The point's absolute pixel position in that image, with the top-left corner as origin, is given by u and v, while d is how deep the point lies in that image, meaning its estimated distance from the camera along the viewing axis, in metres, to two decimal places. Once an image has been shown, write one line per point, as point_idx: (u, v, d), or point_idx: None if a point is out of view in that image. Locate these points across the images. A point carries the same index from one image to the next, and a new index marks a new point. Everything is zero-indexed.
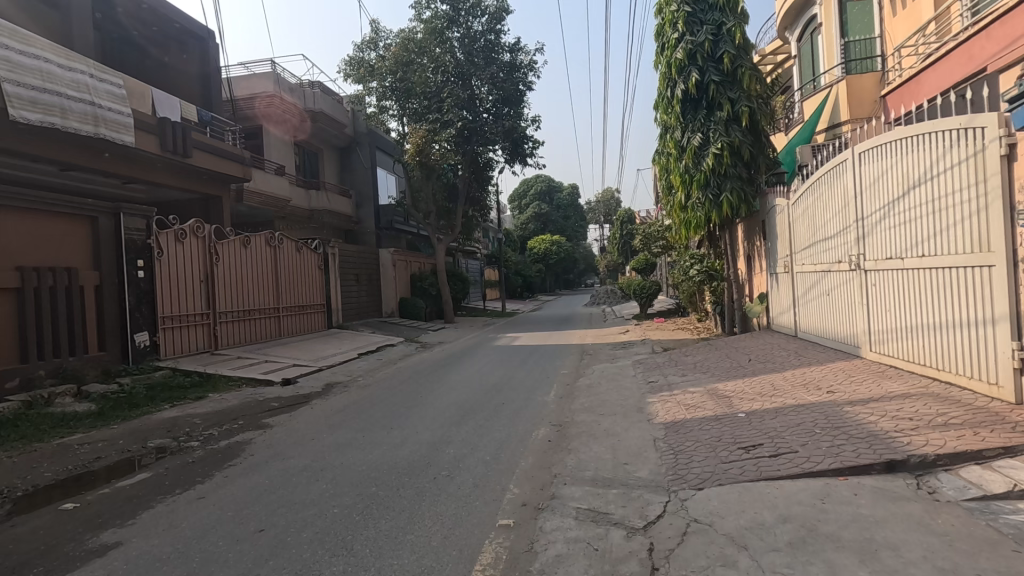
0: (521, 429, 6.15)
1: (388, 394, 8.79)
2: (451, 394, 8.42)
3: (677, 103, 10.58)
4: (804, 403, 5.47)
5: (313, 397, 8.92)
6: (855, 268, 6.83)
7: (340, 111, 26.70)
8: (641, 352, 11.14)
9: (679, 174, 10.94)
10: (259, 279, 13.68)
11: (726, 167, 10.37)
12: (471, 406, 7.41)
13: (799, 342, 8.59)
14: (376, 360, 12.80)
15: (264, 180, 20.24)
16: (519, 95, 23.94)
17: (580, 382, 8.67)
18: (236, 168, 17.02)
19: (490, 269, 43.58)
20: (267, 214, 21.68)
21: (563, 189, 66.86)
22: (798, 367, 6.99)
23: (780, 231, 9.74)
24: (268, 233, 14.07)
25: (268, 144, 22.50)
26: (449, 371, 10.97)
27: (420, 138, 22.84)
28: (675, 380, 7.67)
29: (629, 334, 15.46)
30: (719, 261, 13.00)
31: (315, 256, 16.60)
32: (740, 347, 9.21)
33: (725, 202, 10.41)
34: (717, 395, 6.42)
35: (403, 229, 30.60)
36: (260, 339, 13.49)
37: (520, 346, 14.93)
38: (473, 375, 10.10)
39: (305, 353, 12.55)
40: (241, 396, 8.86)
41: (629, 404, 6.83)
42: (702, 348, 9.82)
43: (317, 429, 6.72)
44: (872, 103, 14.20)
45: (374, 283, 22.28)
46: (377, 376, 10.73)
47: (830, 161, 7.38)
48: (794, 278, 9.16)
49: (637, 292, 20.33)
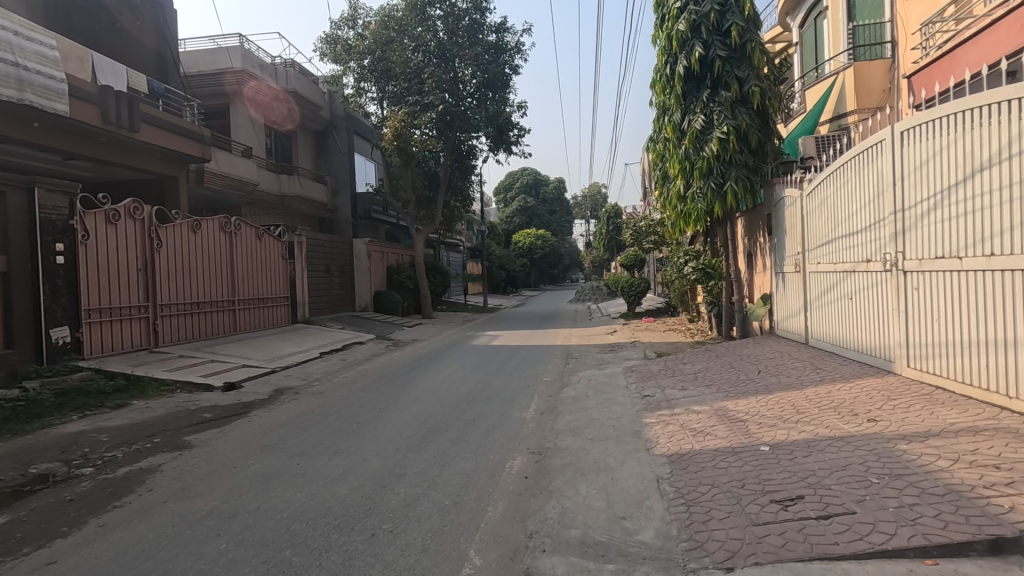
0: (492, 459, 5.01)
1: (341, 405, 7.59)
2: (414, 406, 7.25)
3: (678, 81, 9.49)
4: (841, 434, 4.40)
5: (255, 406, 7.70)
6: (890, 269, 5.82)
7: (316, 94, 25.25)
8: (633, 357, 10.09)
9: (678, 161, 9.86)
10: (211, 269, 12.35)
11: (732, 153, 9.30)
12: (435, 424, 6.26)
13: (813, 352, 7.56)
14: (340, 361, 11.58)
15: (228, 161, 18.77)
16: (505, 79, 22.77)
17: (565, 393, 7.57)
18: (194, 147, 15.59)
19: (473, 262, 42.31)
20: (231, 198, 20.20)
21: (549, 183, 65.80)
22: (820, 384, 5.94)
23: (789, 225, 8.74)
24: (223, 218, 12.73)
25: (235, 124, 21.20)
26: (419, 374, 9.83)
27: (399, 121, 21.32)
28: (674, 395, 6.59)
29: (617, 335, 14.42)
30: (717, 258, 12.06)
31: (279, 244, 15.26)
32: (746, 355, 8.18)
33: (729, 192, 9.31)
34: (729, 418, 5.34)
35: (381, 219, 29.26)
36: (211, 336, 12.17)
37: (501, 347, 13.78)
38: (445, 381, 8.95)
39: (260, 352, 11.27)
40: (170, 405, 7.61)
41: (622, 425, 5.76)
42: (700, 354, 8.79)
43: (246, 452, 5.53)
44: (880, 93, 13.29)
45: (346, 274, 20.95)
46: (336, 380, 9.52)
47: (861, 141, 6.35)
48: (807, 278, 8.17)
49: (626, 289, 19.32)
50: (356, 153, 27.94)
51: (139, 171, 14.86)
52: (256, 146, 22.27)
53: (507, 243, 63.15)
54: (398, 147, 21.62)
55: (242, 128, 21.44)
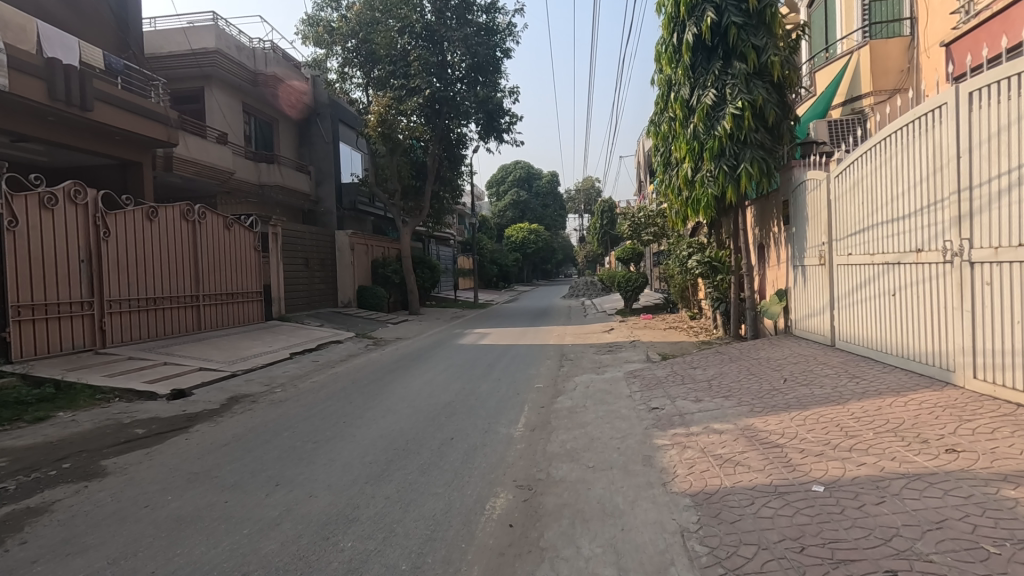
0: (469, 496, 3.98)
1: (300, 418, 6.55)
2: (384, 420, 6.22)
3: (687, 51, 8.50)
4: (916, 471, 3.41)
5: (201, 419, 6.66)
6: (952, 261, 4.85)
7: (298, 79, 24.02)
8: (634, 359, 9.10)
9: (685, 142, 8.89)
10: (171, 262, 11.24)
11: (746, 131, 8.31)
12: (405, 446, 5.23)
13: (844, 357, 6.57)
14: (312, 362, 10.52)
15: (201, 147, 17.58)
16: (496, 63, 21.75)
17: (560, 404, 6.57)
18: (159, 130, 14.43)
19: (464, 257, 41.20)
20: (205, 186, 19.02)
21: (543, 177, 64.78)
22: (866, 397, 4.95)
23: (811, 212, 7.78)
24: (185, 205, 11.61)
25: (211, 108, 20.15)
26: (397, 379, 8.78)
27: (384, 105, 20.15)
28: (688, 409, 5.59)
29: (614, 334, 13.45)
30: (724, 250, 11.08)
31: (251, 235, 14.14)
32: (765, 360, 7.19)
33: (743, 174, 8.31)
34: (761, 442, 4.34)
35: (367, 211, 28.07)
36: (170, 335, 11.06)
37: (490, 346, 12.76)
38: (424, 388, 7.91)
39: (223, 353, 10.19)
40: (101, 417, 6.54)
41: (629, 448, 4.76)
42: (711, 358, 7.80)
43: (167, 484, 4.48)
44: (897, 74, 12.37)
45: (327, 268, 19.82)
46: (302, 386, 8.47)
47: (911, 110, 5.38)
48: (835, 271, 7.20)
49: (622, 284, 18.32)
50: (341, 142, 26.76)
51: (98, 156, 13.68)
52: (232, 133, 21.09)
53: (500, 237, 62.03)
54: (382, 134, 20.44)
55: (219, 113, 20.43)
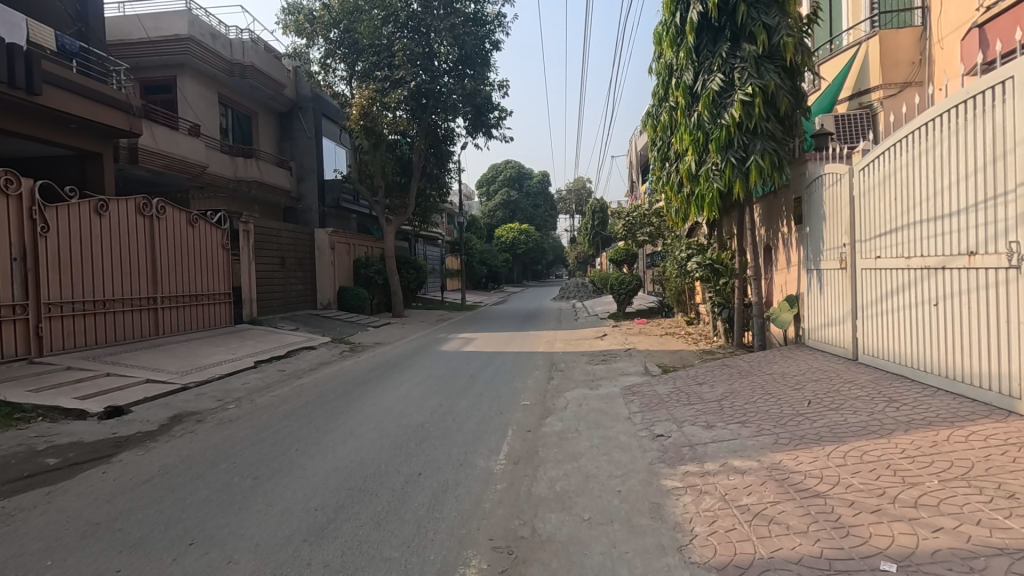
0: (431, 565, 3.10)
1: (246, 444, 5.62)
2: (343, 448, 5.32)
3: (691, 31, 7.70)
4: (1015, 544, 2.60)
5: (132, 444, 5.70)
6: (1019, 266, 4.09)
7: (278, 70, 22.99)
8: (632, 372, 8.25)
9: (688, 131, 8.07)
10: (125, 261, 10.25)
11: (757, 120, 7.47)
12: (362, 485, 4.34)
13: (873, 376, 5.76)
14: (278, 372, 9.59)
15: (170, 138, 16.55)
16: (484, 56, 20.91)
17: (549, 427, 5.71)
18: (119, 118, 13.40)
19: (452, 257, 40.28)
20: (174, 180, 17.93)
21: (533, 177, 64.02)
22: (914, 429, 4.14)
23: (829, 210, 7.01)
24: (140, 199, 10.63)
25: (183, 98, 19.15)
26: (368, 392, 7.86)
27: (366, 97, 19.21)
28: (700, 439, 4.74)
29: (607, 340, 12.62)
30: (726, 252, 10.38)
31: (219, 233, 13.15)
32: (781, 375, 6.38)
33: (753, 168, 7.45)
34: (797, 491, 3.50)
35: (351, 209, 27.05)
36: (122, 341, 10.08)
37: (475, 353, 11.87)
38: (396, 405, 7.01)
39: (177, 362, 9.22)
40: (11, 443, 5.56)
41: (633, 493, 3.91)
42: (718, 373, 6.98)
43: (53, 542, 3.55)
44: (908, 66, 11.64)
45: (305, 268, 18.83)
46: (260, 401, 7.52)
47: (965, 90, 4.63)
48: (859, 276, 6.41)
49: (615, 287, 17.52)
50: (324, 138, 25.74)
51: (51, 145, 12.63)
52: (206, 124, 20.03)
53: (490, 237, 61.19)
54: (365, 127, 19.49)
55: (192, 104, 19.42)
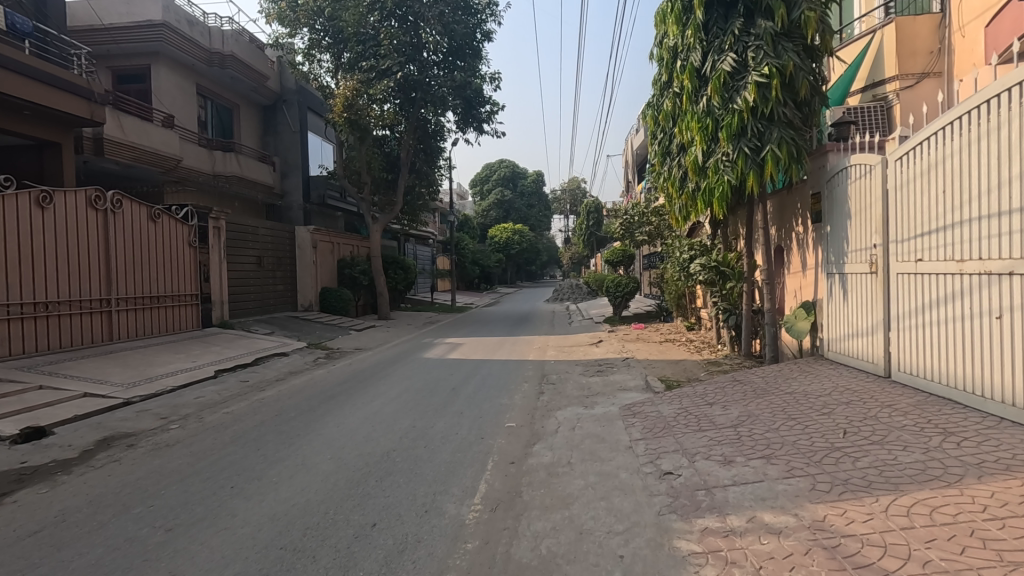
0: None
1: (176, 477, 4.72)
2: (288, 485, 4.43)
3: (700, 5, 6.89)
4: None
5: (39, 476, 4.78)
6: None
7: (261, 61, 22.00)
8: (631, 387, 7.40)
9: (695, 118, 7.24)
10: (73, 259, 9.32)
11: (774, 105, 6.60)
12: (299, 543, 3.44)
13: (916, 399, 4.92)
14: (240, 383, 8.66)
15: (140, 130, 15.59)
16: (476, 48, 20.07)
17: (537, 459, 4.84)
18: (78, 105, 12.43)
19: (444, 256, 39.28)
20: (145, 174, 16.95)
21: (528, 177, 63.18)
22: (991, 477, 3.30)
23: (856, 206, 6.20)
24: (92, 191, 9.70)
25: (158, 88, 18.17)
26: (334, 409, 6.95)
27: (350, 88, 18.26)
28: (717, 480, 3.89)
29: (603, 347, 11.77)
30: (732, 253, 9.47)
31: (186, 229, 12.21)
32: (805, 396, 5.52)
33: (768, 158, 6.58)
34: (859, 568, 2.65)
35: (338, 207, 26.09)
36: (69, 347, 9.16)
37: (460, 361, 10.97)
38: (362, 426, 6.10)
39: (126, 372, 8.26)
40: None
41: (640, 560, 3.06)
42: (730, 391, 6.12)
43: None
44: (926, 56, 10.83)
45: (285, 268, 17.89)
46: (209, 419, 6.62)
47: None
48: (894, 282, 5.59)
49: (611, 289, 16.68)
50: (310, 133, 24.77)
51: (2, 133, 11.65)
52: (180, 116, 19.05)
53: (483, 237, 60.20)
54: (349, 120, 18.55)
55: (167, 95, 18.45)
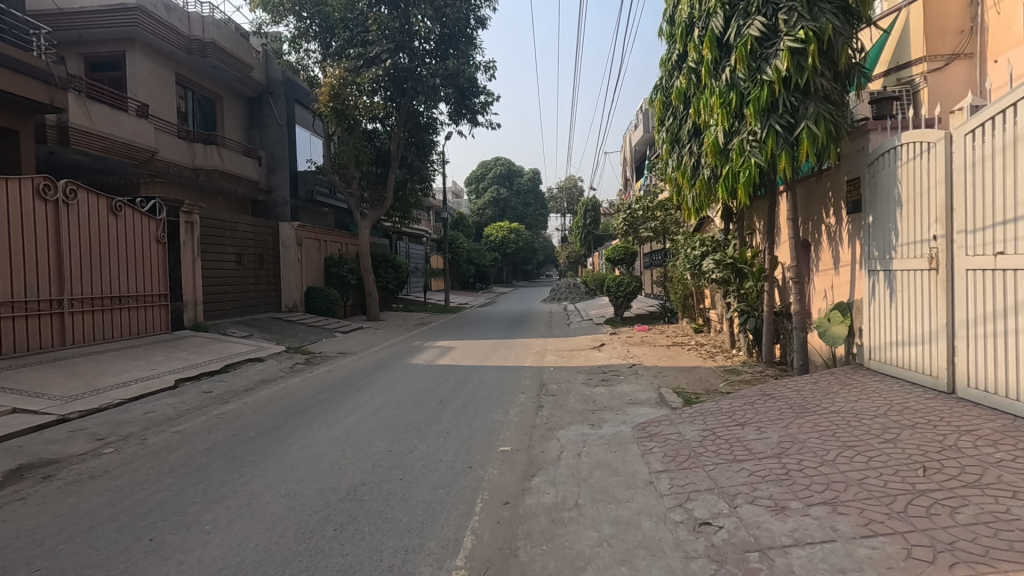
0: None
1: (86, 523, 3.76)
2: (223, 538, 3.49)
3: None
4: None
5: None
6: None
7: (245, 50, 20.99)
8: (642, 400, 6.50)
9: (718, 93, 6.34)
10: (16, 255, 8.35)
11: (811, 74, 5.69)
12: None
13: (1000, 424, 4.04)
14: (201, 394, 7.70)
15: (110, 118, 14.59)
16: (469, 35, 19.09)
17: (539, 499, 3.93)
18: (36, 89, 11.42)
19: (437, 255, 38.33)
20: (118, 166, 15.94)
21: (524, 175, 62.18)
22: None
23: (908, 191, 5.33)
24: (40, 179, 8.72)
25: (133, 76, 17.16)
26: (301, 428, 6.00)
27: (337, 76, 17.17)
28: (774, 538, 3.00)
29: (607, 351, 10.88)
30: (750, 248, 8.58)
31: (154, 223, 11.25)
32: (856, 417, 4.62)
33: (804, 136, 5.68)
34: None
35: (327, 203, 25.11)
36: (10, 354, 8.19)
37: (450, 367, 10.03)
38: (330, 451, 5.16)
39: (70, 384, 7.30)
40: None
41: None
42: (763, 409, 5.22)
43: None
44: (956, 36, 8.82)
45: (268, 266, 16.93)
46: (154, 441, 5.67)
47: None
48: (961, 280, 4.70)
49: (612, 289, 15.79)
50: (298, 126, 23.76)
51: None
52: (158, 106, 18.03)
53: (478, 236, 59.18)
54: (336, 110, 17.47)
55: (143, 83, 17.43)
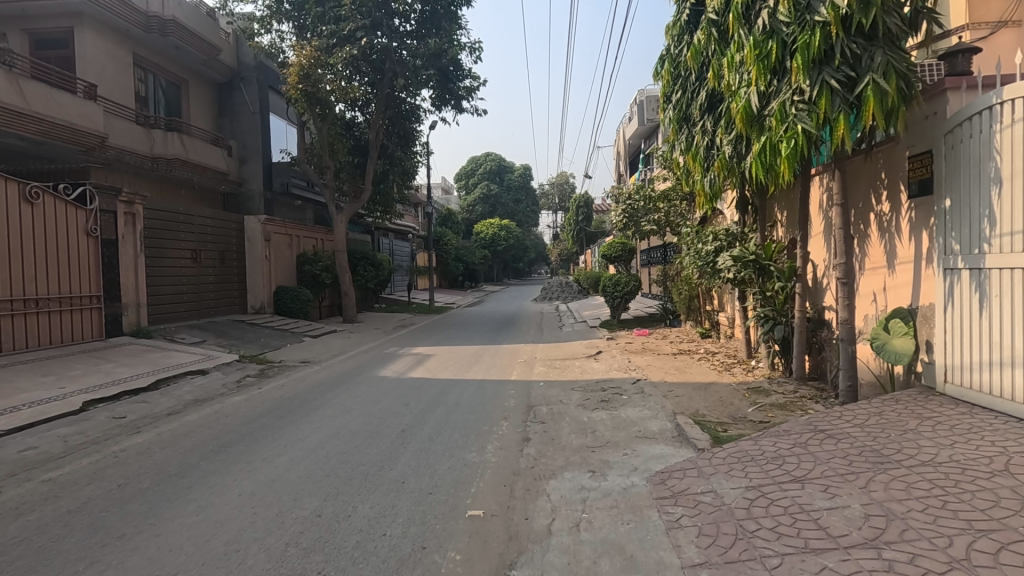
0: None
1: None
2: None
3: None
4: None
5: None
6: None
7: (212, 30, 19.34)
8: (655, 432, 5.16)
9: (752, 44, 4.95)
10: None
11: (879, 11, 4.33)
12: None
13: None
14: (110, 421, 6.26)
15: (47, 98, 12.99)
16: (452, 13, 17.67)
17: None
18: None
19: (424, 253, 36.84)
20: (62, 152, 14.35)
21: (515, 170, 60.70)
22: None
23: (1014, 164, 4.06)
24: None
25: (82, 55, 15.48)
26: (212, 476, 4.57)
27: (307, 55, 15.66)
28: None
29: (604, 361, 9.53)
30: (776, 242, 7.22)
31: (83, 214, 9.72)
32: (966, 476, 3.29)
33: (870, 94, 4.34)
34: None
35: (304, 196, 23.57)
36: None
37: (424, 381, 8.63)
38: (236, 517, 3.75)
39: None
40: None
41: None
42: (823, 455, 3.88)
43: None
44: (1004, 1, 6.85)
45: (231, 264, 15.43)
46: (8, 496, 4.23)
47: None
48: None
49: (609, 288, 14.41)
50: (272, 114, 22.17)
51: None
52: (112, 89, 16.44)
53: (467, 233, 57.67)
54: (306, 93, 15.95)
55: (95, 63, 15.77)
